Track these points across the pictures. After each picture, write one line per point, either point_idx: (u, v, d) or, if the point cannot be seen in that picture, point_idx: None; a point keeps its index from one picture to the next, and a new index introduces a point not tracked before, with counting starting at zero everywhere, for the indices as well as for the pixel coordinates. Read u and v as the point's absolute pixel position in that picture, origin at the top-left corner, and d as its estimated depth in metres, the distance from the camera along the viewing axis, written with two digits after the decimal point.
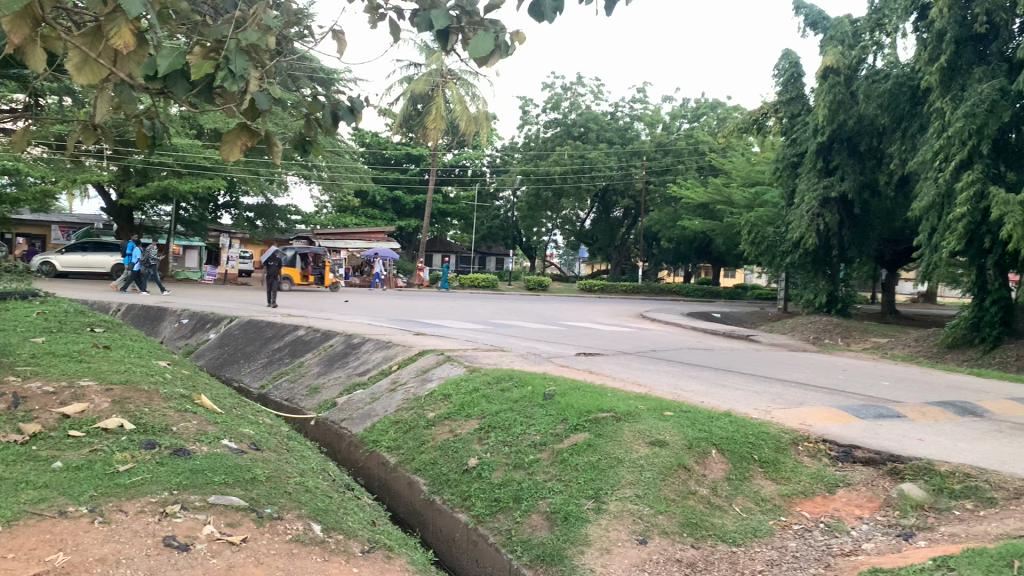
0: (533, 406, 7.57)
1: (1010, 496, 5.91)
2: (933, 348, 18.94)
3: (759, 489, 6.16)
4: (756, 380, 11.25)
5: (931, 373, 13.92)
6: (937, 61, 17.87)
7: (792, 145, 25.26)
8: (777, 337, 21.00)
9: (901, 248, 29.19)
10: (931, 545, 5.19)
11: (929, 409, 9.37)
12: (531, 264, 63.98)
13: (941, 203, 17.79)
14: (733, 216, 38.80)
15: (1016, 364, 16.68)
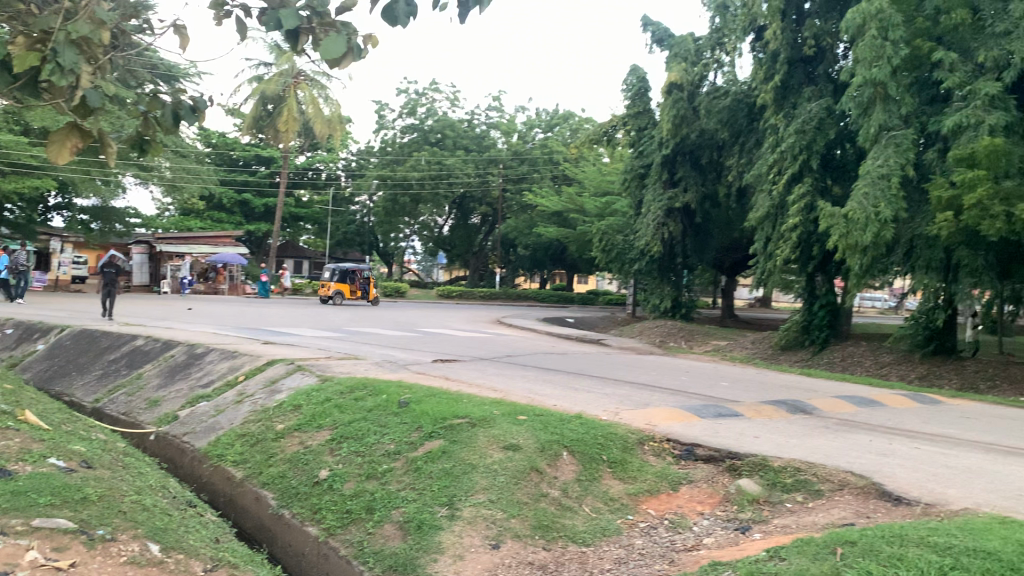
0: (387, 414, 7.49)
1: (836, 488, 6.35)
2: (769, 350, 20.10)
3: (608, 488, 6.34)
4: (605, 383, 11.60)
5: (765, 373, 14.78)
6: (771, 80, 19.00)
7: (639, 156, 26.21)
8: (626, 341, 21.75)
9: (739, 256, 30.89)
10: (765, 537, 5.50)
11: (763, 408, 9.94)
12: (387, 270, 63.45)
13: (775, 213, 18.95)
14: (585, 224, 39.87)
15: (842, 364, 18.00)
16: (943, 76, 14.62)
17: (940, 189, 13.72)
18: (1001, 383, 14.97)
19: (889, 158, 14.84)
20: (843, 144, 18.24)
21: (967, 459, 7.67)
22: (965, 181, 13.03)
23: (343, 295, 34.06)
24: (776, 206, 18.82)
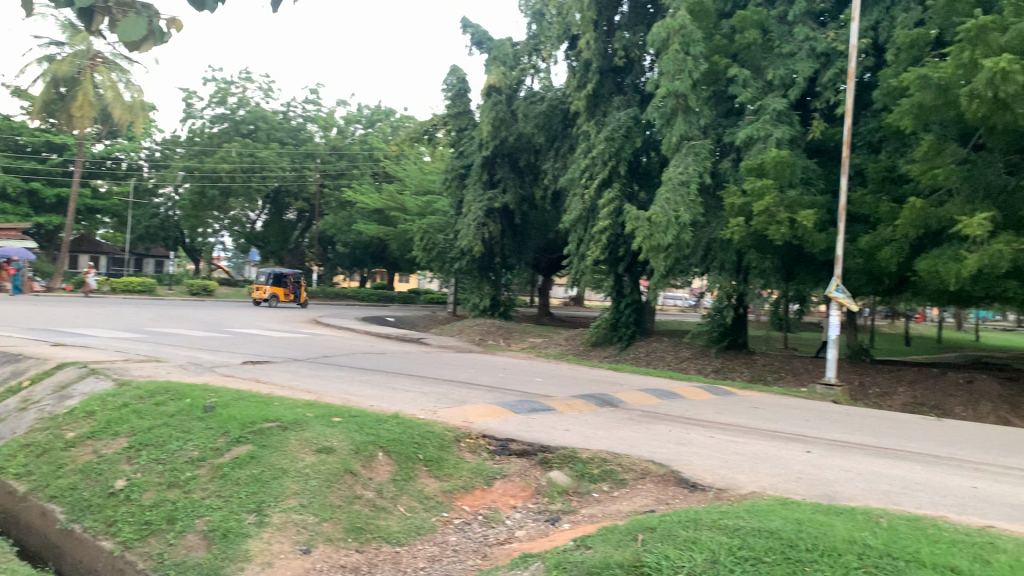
0: (191, 419, 7.13)
1: (638, 476, 6.71)
2: (580, 346, 20.88)
3: (423, 487, 6.35)
4: (423, 381, 11.62)
5: (578, 369, 15.34)
6: (584, 88, 19.70)
7: (460, 157, 26.47)
8: (445, 339, 21.90)
9: (554, 256, 31.91)
10: (574, 527, 5.72)
11: (575, 402, 10.33)
12: (196, 266, 60.49)
13: (586, 216, 19.66)
14: (406, 223, 39.73)
15: (646, 358, 19.01)
16: (737, 91, 15.75)
17: (734, 196, 14.70)
18: (786, 375, 16.33)
19: (689, 166, 15.79)
20: (649, 152, 19.25)
21: (757, 445, 8.31)
22: (755, 190, 14.07)
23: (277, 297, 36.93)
24: (588, 209, 19.51)
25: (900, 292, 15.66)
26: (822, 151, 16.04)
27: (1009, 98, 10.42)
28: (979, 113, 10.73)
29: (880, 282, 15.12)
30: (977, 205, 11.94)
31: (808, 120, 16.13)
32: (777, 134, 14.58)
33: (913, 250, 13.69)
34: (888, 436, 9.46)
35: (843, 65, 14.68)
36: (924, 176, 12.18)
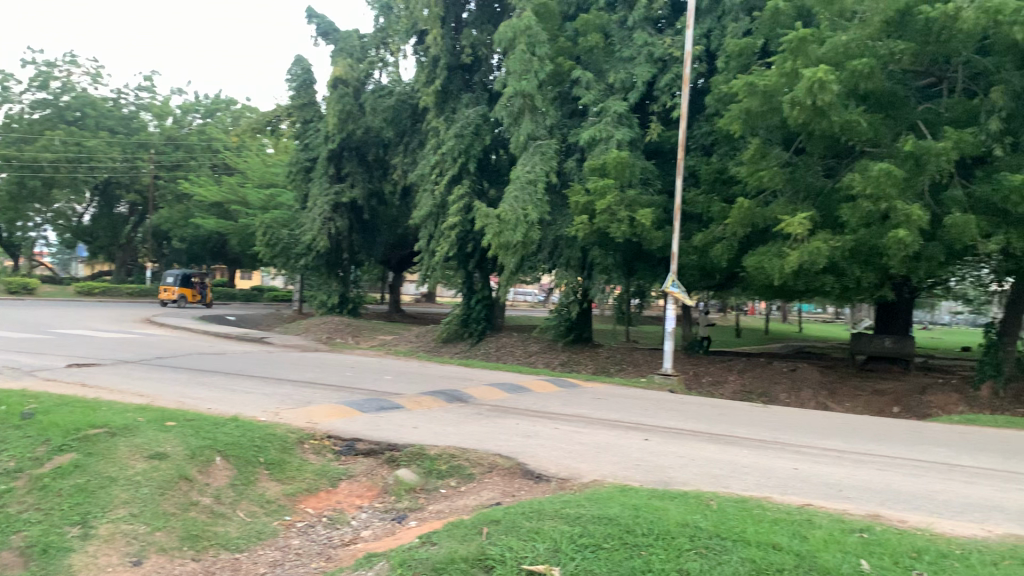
0: (7, 428, 6.60)
1: (485, 470, 6.79)
2: (431, 343, 20.87)
3: (264, 491, 6.15)
4: (266, 382, 11.27)
5: (427, 365, 15.33)
6: (433, 83, 19.65)
7: (305, 149, 25.81)
8: (290, 338, 21.31)
9: (404, 253, 31.76)
10: (421, 524, 5.71)
11: (423, 399, 10.32)
12: (13, 262, 56.03)
13: (436, 212, 19.59)
14: (248, 217, 38.43)
15: (496, 354, 19.25)
16: (581, 93, 16.20)
17: (578, 195, 15.01)
18: (628, 366, 16.95)
19: (536, 165, 16.08)
20: (498, 151, 19.54)
21: (599, 435, 8.59)
22: (598, 188, 14.48)
23: (185, 299, 38.04)
24: (438, 205, 19.43)
25: (731, 287, 16.63)
26: (660, 152, 16.75)
27: (825, 106, 11.21)
28: (799, 119, 11.49)
29: (713, 278, 15.99)
30: (799, 205, 12.78)
31: (647, 123, 16.82)
32: (618, 135, 15.08)
33: (742, 248, 14.54)
34: (721, 423, 10.01)
35: (678, 70, 15.37)
36: (752, 178, 12.92)
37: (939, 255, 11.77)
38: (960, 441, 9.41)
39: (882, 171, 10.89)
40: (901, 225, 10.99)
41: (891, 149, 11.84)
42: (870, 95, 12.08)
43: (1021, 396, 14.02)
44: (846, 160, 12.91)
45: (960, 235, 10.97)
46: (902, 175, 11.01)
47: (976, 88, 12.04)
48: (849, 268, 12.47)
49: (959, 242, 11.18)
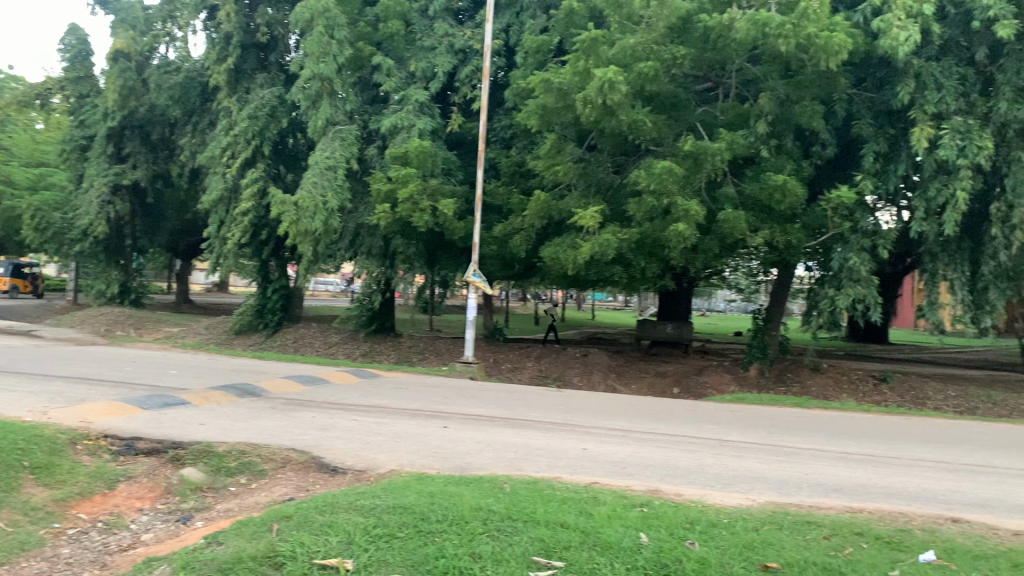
0: None
1: (278, 466, 6.59)
2: (223, 335, 20.03)
3: (28, 498, 5.62)
4: (33, 379, 10.31)
5: (217, 358, 14.64)
6: (224, 61, 18.73)
7: (80, 126, 23.80)
8: (62, 331, 19.62)
9: (194, 239, 30.21)
10: (207, 524, 5.46)
11: (211, 393, 9.84)
12: None
13: (228, 197, 18.72)
14: (14, 199, 34.97)
15: (293, 345, 18.72)
16: (381, 79, 15.99)
17: (379, 183, 14.81)
18: (429, 355, 17.06)
19: (335, 150, 15.72)
20: (295, 134, 18.94)
21: (397, 425, 8.58)
22: (399, 177, 14.35)
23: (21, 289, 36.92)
24: (230, 190, 18.57)
25: (528, 277, 17.15)
26: (461, 143, 16.91)
27: (614, 105, 11.75)
28: (591, 117, 11.95)
29: (511, 268, 16.42)
30: (590, 199, 13.34)
31: (448, 112, 16.96)
32: (419, 124, 15.06)
33: (539, 239, 15.01)
34: (518, 408, 10.29)
35: (478, 62, 15.62)
36: (548, 172, 13.31)
37: (714, 248, 12.71)
38: (731, 418, 10.26)
39: (665, 169, 11.54)
40: (681, 220, 11.75)
41: (673, 148, 12.60)
42: (655, 96, 12.78)
43: (783, 375, 15.51)
44: (634, 157, 13.62)
45: (732, 230, 11.90)
46: (682, 173, 11.74)
47: (747, 93, 13.05)
48: (635, 259, 13.21)
49: (732, 236, 12.13)
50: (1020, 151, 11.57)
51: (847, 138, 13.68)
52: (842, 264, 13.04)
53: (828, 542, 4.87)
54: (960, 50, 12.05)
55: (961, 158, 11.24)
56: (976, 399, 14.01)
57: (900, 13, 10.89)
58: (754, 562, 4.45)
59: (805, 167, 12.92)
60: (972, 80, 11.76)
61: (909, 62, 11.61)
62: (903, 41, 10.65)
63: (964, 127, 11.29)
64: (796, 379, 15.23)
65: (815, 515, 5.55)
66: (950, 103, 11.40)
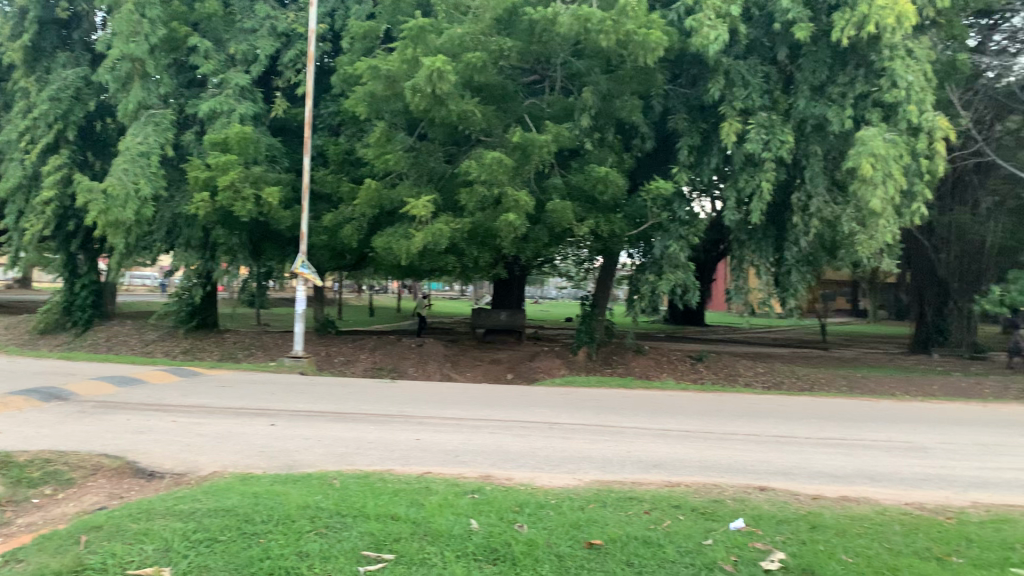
0: None
1: (87, 474, 6.16)
2: (25, 336, 18.53)
3: None
4: None
5: (18, 360, 13.49)
6: (19, 38, 17.19)
7: None
8: None
9: None
10: (6, 541, 5.01)
11: (11, 399, 9.05)
12: None
13: (28, 186, 17.24)
14: None
15: (106, 344, 17.54)
16: (198, 61, 15.19)
17: (197, 170, 14.05)
18: (256, 351, 16.45)
19: (148, 136, 14.80)
20: (104, 119, 17.66)
21: (220, 424, 8.22)
22: (219, 164, 13.68)
23: None
24: (30, 177, 17.10)
25: (360, 267, 16.90)
26: (286, 131, 16.39)
27: (443, 95, 11.73)
28: (420, 105, 11.86)
29: (341, 258, 16.12)
30: (421, 189, 13.29)
31: (271, 98, 16.38)
32: (240, 109, 14.45)
33: (370, 229, 14.81)
34: (349, 401, 10.13)
35: (302, 47, 15.16)
36: (377, 161, 13.12)
37: (543, 237, 12.99)
38: (560, 402, 10.54)
39: (495, 159, 11.66)
40: (511, 210, 11.92)
41: (502, 139, 12.74)
42: (483, 86, 12.86)
43: (609, 358, 16.10)
44: (464, 148, 13.67)
45: (560, 219, 12.19)
46: (511, 163, 11.89)
47: (572, 86, 13.39)
48: (468, 248, 13.30)
49: (560, 225, 12.44)
50: (816, 145, 12.54)
51: (664, 133, 14.34)
52: (662, 252, 13.70)
53: (648, 516, 5.10)
54: (764, 50, 12.89)
55: (766, 152, 12.05)
56: (781, 375, 15.12)
57: (710, 13, 11.51)
58: (579, 540, 4.59)
59: (627, 159, 13.44)
60: (774, 78, 12.62)
61: (719, 60, 12.29)
62: (714, 40, 11.27)
63: (768, 123, 12.09)
64: (621, 361, 15.87)
65: (636, 492, 5.80)
66: (756, 100, 12.18)
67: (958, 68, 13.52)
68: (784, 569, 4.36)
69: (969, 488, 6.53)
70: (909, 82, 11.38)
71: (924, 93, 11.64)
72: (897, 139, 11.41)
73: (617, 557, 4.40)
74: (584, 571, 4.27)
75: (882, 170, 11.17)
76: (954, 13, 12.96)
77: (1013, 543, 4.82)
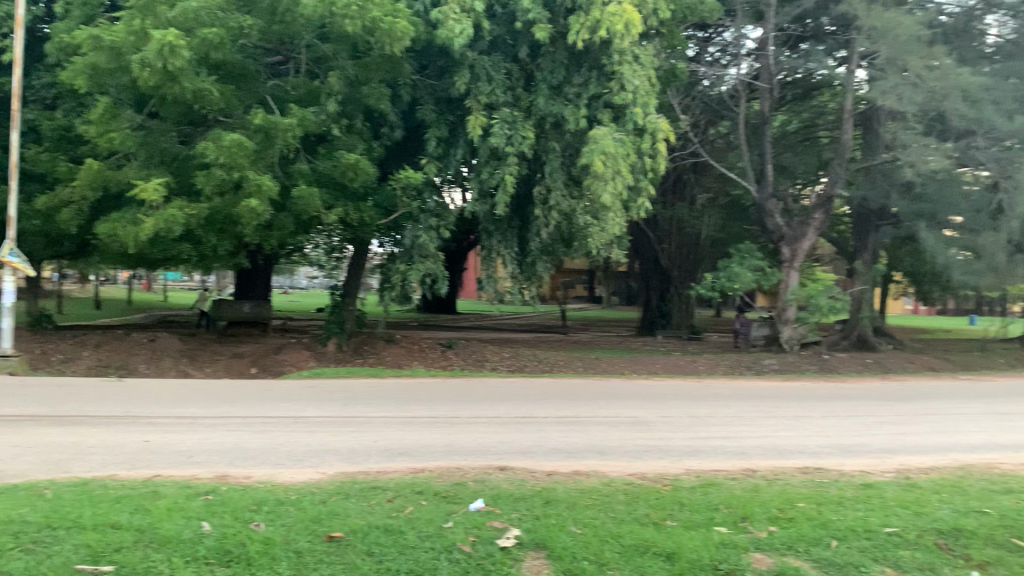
0: None
1: None
2: None
3: None
4: None
5: None
6: None
7: None
8: None
9: None
10: None
11: None
12: None
13: None
14: None
15: None
16: None
17: None
18: None
19: None
20: None
21: None
22: None
23: None
24: None
25: (83, 255, 15.46)
26: None
27: (176, 71, 10.97)
28: (149, 82, 11.01)
29: (60, 246, 14.65)
30: (152, 171, 12.35)
31: None
32: None
33: (93, 213, 13.56)
34: (68, 403, 9.24)
35: (8, 8, 13.51)
36: (100, 139, 12.00)
37: (288, 225, 12.57)
38: (305, 394, 10.29)
39: (234, 142, 11.10)
40: (253, 196, 11.42)
41: (241, 121, 12.14)
42: (221, 65, 12.18)
43: (359, 348, 15.96)
44: (200, 129, 12.86)
45: (306, 206, 11.86)
46: (253, 147, 11.39)
47: (317, 71, 13.06)
48: (206, 236, 12.58)
49: (305, 213, 12.10)
50: (555, 141, 13.17)
51: (412, 123, 14.41)
52: (411, 241, 13.80)
53: (390, 505, 5.11)
54: (506, 47, 13.27)
55: (509, 146, 12.49)
56: (525, 359, 15.80)
57: (455, 7, 11.71)
58: (319, 534, 4.50)
59: (375, 147, 13.37)
60: (516, 75, 13.07)
61: (464, 54, 12.49)
62: (458, 34, 11.49)
63: (510, 118, 12.52)
64: (371, 351, 15.78)
65: (379, 481, 5.79)
66: (498, 95, 12.57)
67: (678, 75, 14.79)
68: (519, 545, 4.55)
69: (683, 456, 7.20)
70: (636, 86, 12.34)
71: (648, 97, 12.66)
72: (625, 139, 12.31)
73: (357, 548, 4.38)
74: (323, 565, 4.21)
75: (612, 167, 11.99)
76: (675, 25, 14.15)
77: (717, 504, 5.38)
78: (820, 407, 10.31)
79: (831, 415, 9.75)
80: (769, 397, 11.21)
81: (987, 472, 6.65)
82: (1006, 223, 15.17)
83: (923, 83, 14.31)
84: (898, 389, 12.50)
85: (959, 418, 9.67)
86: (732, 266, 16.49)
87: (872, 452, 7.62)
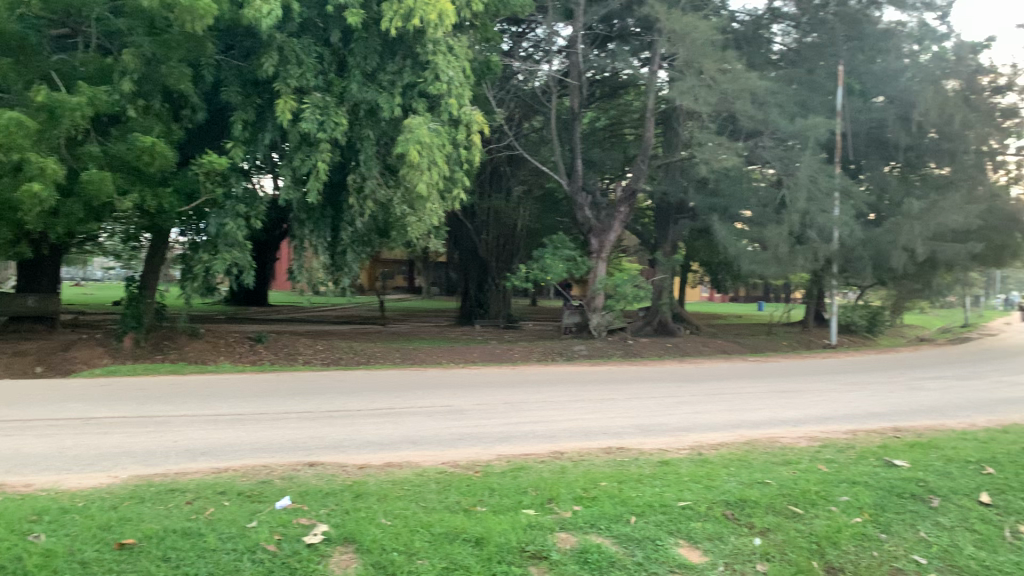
0: None
1: None
2: None
3: None
4: None
5: None
6: None
7: None
8: None
9: None
10: None
11: None
12: None
13: None
14: None
15: None
16: None
17: None
18: None
19: None
20: None
21: None
22: None
23: None
24: None
25: None
26: None
27: None
28: None
29: None
30: None
31: None
32: None
33: None
34: None
35: None
36: None
37: (77, 212, 11.63)
38: (97, 394, 9.60)
39: (12, 120, 10.13)
40: (35, 179, 10.48)
41: (20, 97, 11.10)
42: None
43: (159, 344, 15.06)
44: None
45: (97, 191, 11.02)
46: (34, 126, 10.44)
47: (109, 46, 12.15)
48: None
49: (97, 199, 11.25)
50: (369, 129, 12.96)
51: (217, 106, 13.74)
52: (217, 230, 13.16)
53: (189, 507, 4.86)
54: (317, 31, 12.90)
55: (321, 133, 12.19)
56: (340, 352, 15.49)
57: None
58: (108, 542, 4.22)
59: (176, 130, 12.64)
60: (328, 60, 12.76)
61: (272, 35, 12.03)
62: (266, 14, 11.07)
63: (322, 103, 12.21)
64: (174, 347, 14.94)
65: (178, 483, 5.50)
66: (309, 80, 12.23)
67: (492, 69, 15.03)
68: (326, 541, 4.46)
69: (495, 442, 7.34)
70: (450, 77, 12.41)
71: (463, 88, 12.78)
72: (440, 129, 12.34)
73: (151, 554, 4.15)
74: None
75: (427, 157, 11.99)
76: (488, 18, 14.36)
77: (526, 487, 5.52)
78: (624, 391, 10.83)
79: (634, 397, 10.26)
80: (578, 382, 11.63)
81: (770, 446, 7.24)
82: (788, 217, 16.48)
83: (717, 85, 15.29)
84: (696, 372, 13.33)
85: (747, 396, 10.47)
86: (545, 257, 16.94)
87: (671, 431, 8.09)
